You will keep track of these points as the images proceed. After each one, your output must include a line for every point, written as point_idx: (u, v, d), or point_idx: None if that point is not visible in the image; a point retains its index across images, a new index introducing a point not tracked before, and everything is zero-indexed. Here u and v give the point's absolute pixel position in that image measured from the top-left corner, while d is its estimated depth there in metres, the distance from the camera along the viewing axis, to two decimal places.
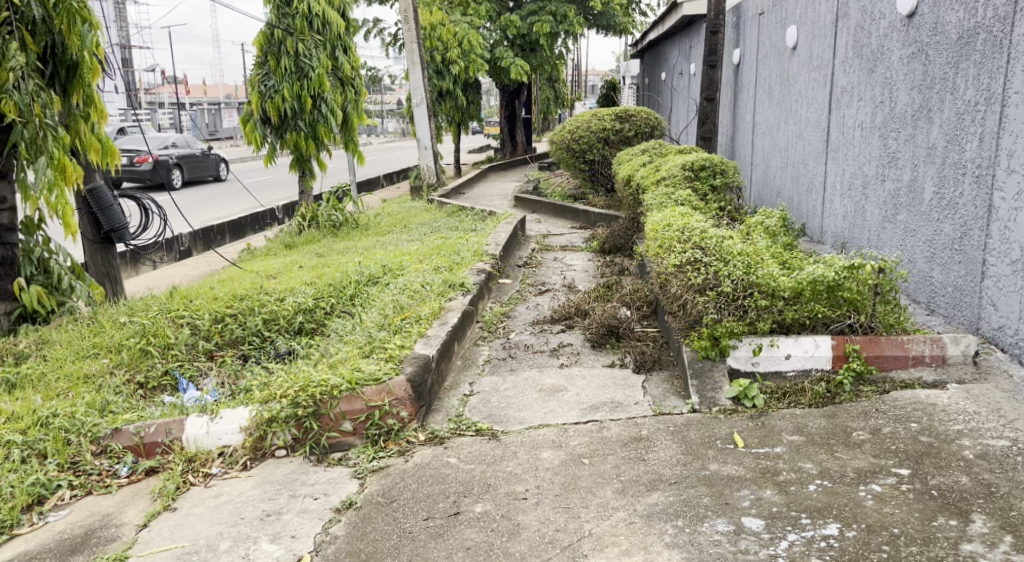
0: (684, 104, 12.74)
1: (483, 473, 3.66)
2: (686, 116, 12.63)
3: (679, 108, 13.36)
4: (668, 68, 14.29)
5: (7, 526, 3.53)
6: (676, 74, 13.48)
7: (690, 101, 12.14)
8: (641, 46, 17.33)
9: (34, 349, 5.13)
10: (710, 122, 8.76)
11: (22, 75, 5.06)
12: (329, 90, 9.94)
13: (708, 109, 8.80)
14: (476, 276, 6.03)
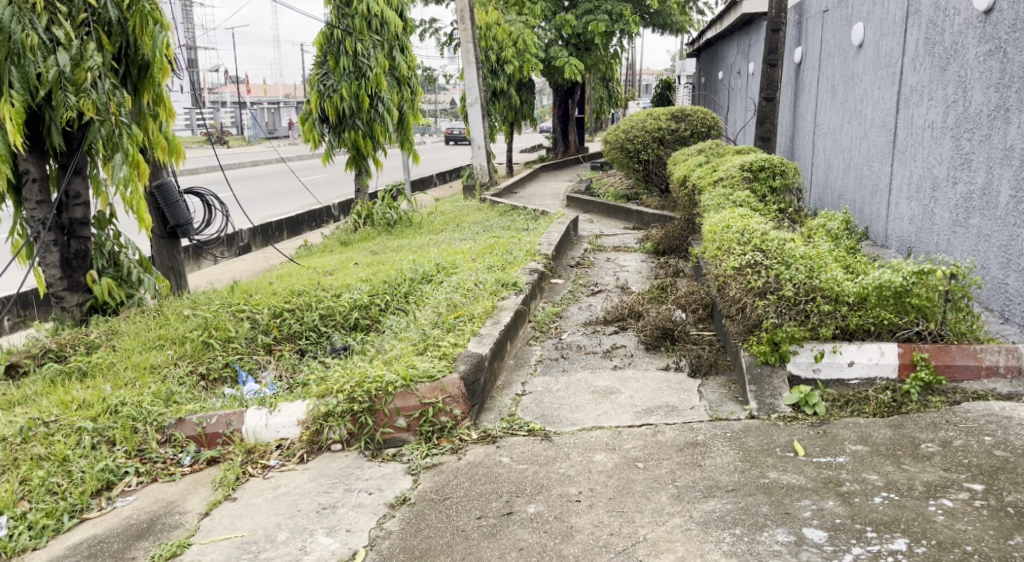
0: (742, 103, 12.56)
1: (536, 473, 3.66)
2: (743, 115, 12.45)
3: (736, 108, 13.17)
4: (725, 67, 14.10)
5: (78, 510, 3.63)
6: (734, 73, 13.29)
7: (748, 100, 11.96)
8: (697, 45, 17.14)
9: (104, 339, 5.27)
10: (769, 122, 8.61)
11: (98, 74, 5.18)
12: (387, 90, 10.03)
13: (767, 109, 8.65)
14: (528, 276, 6.03)
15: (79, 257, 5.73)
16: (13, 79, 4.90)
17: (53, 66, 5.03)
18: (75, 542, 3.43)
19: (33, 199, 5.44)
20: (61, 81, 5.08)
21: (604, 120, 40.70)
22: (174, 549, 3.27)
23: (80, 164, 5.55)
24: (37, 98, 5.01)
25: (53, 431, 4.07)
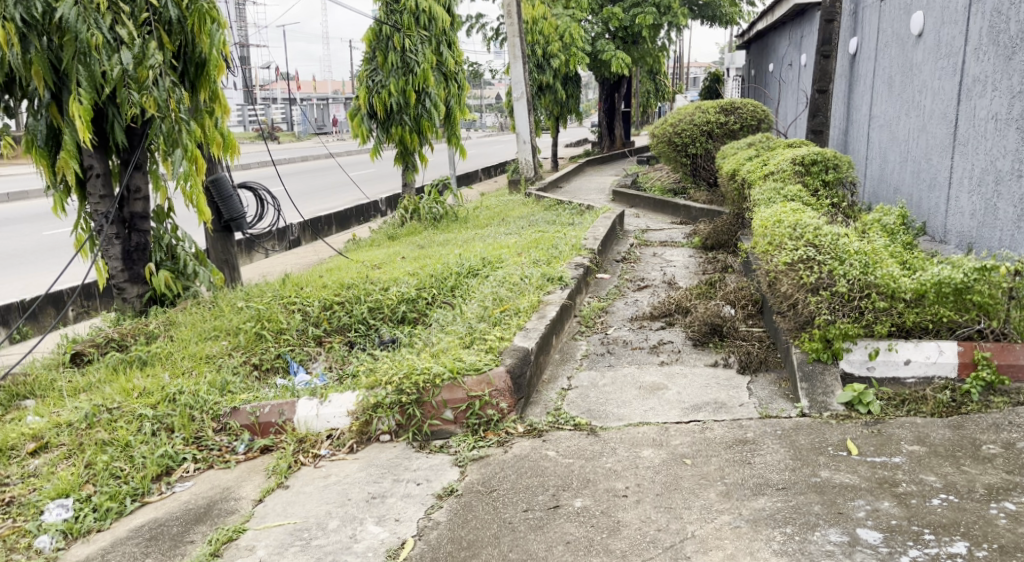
0: (793, 95, 12.37)
1: (583, 468, 3.67)
2: (795, 108, 12.26)
3: (788, 100, 12.97)
4: (776, 58, 13.91)
5: (139, 494, 3.74)
6: (785, 65, 13.10)
7: (800, 93, 11.78)
8: (747, 37, 16.94)
9: (162, 330, 5.41)
10: (821, 114, 8.47)
11: (159, 72, 5.31)
12: (434, 85, 10.08)
13: (820, 101, 8.51)
14: (574, 270, 6.03)
15: (140, 251, 5.88)
16: (81, 78, 5.06)
17: (117, 64, 5.16)
18: (137, 525, 3.53)
19: (96, 194, 5.58)
20: (125, 79, 5.21)
21: (650, 113, 40.42)
22: (229, 534, 3.35)
23: (141, 160, 5.70)
24: (103, 95, 5.15)
25: (116, 418, 4.20)
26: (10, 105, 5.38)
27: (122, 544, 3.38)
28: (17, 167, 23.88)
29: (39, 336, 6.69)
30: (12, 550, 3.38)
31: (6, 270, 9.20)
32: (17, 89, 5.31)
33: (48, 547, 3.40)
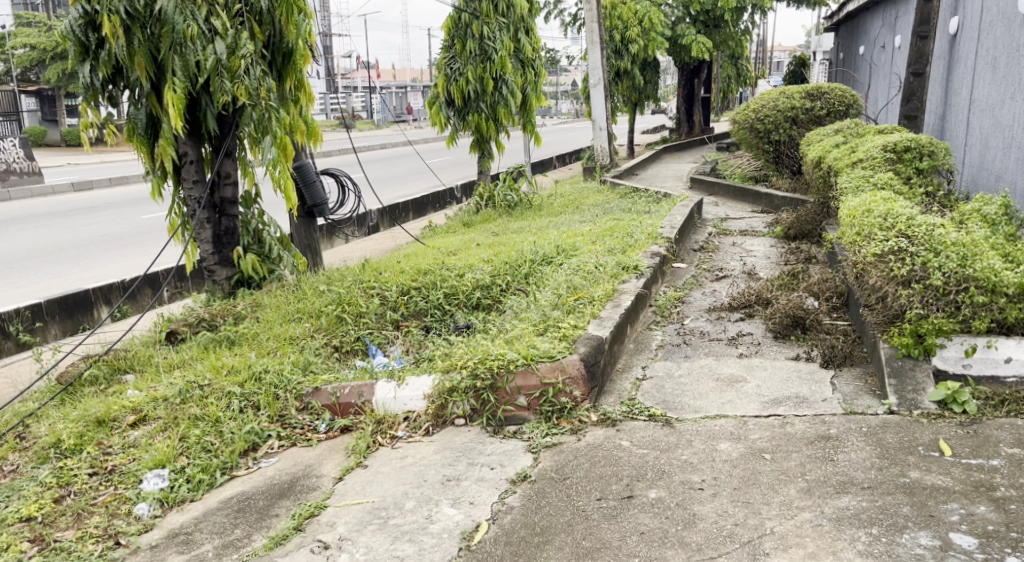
0: (886, 79, 11.93)
1: (657, 459, 3.65)
2: (887, 92, 11.83)
3: (879, 83, 12.55)
4: (868, 40, 13.51)
5: (228, 468, 3.90)
6: (877, 47, 12.70)
7: (894, 76, 11.36)
8: (837, 18, 16.45)
9: (249, 311, 5.58)
10: (916, 99, 8.16)
11: (250, 62, 5.45)
12: (511, 72, 10.07)
13: (916, 84, 8.15)
14: (651, 259, 5.96)
15: (229, 234, 6.07)
16: (176, 68, 5.26)
17: (211, 54, 5.33)
18: (227, 496, 3.68)
19: (190, 179, 5.79)
20: (218, 68, 5.38)
21: (730, 100, 39.68)
22: (311, 509, 3.45)
23: (231, 147, 5.88)
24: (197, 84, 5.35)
25: (207, 394, 4.38)
26: (114, 94, 5.65)
27: (212, 515, 3.53)
28: (117, 154, 24.97)
29: (136, 314, 6.99)
30: (113, 516, 3.56)
31: (103, 252, 9.63)
32: (119, 79, 5.57)
33: (147, 514, 3.57)
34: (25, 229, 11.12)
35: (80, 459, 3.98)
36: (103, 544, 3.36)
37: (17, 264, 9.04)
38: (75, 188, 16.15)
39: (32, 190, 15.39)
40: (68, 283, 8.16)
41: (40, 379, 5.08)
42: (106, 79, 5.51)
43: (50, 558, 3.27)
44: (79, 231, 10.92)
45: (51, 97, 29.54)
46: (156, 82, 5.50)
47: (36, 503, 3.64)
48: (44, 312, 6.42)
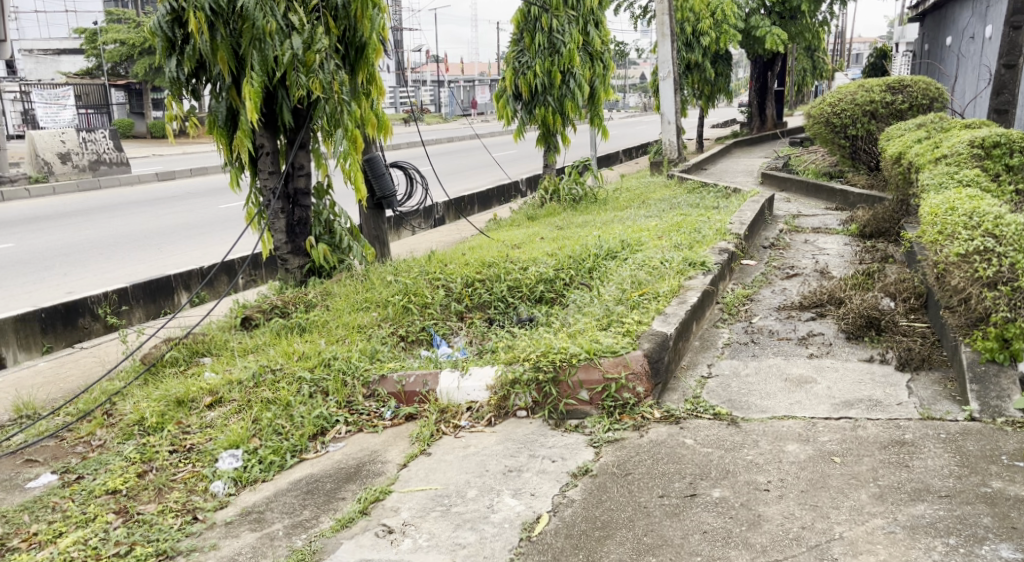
0: (975, 70, 11.53)
1: (722, 458, 3.60)
2: (976, 85, 11.43)
3: (968, 76, 12.14)
4: (956, 31, 13.08)
5: (298, 450, 3.97)
6: (966, 38, 12.27)
7: (983, 68, 10.96)
8: (923, 8, 15.95)
9: (319, 300, 5.67)
10: (1007, 92, 7.69)
11: (325, 56, 5.56)
12: (580, 65, 9.99)
13: (1007, 77, 7.73)
14: (718, 255, 5.87)
15: (302, 225, 6.17)
16: (255, 63, 5.38)
17: (288, 49, 5.44)
18: (296, 478, 3.75)
19: (266, 170, 5.92)
20: (294, 63, 5.48)
21: (806, 94, 38.85)
22: (377, 494, 3.49)
23: (305, 139, 5.97)
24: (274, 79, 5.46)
25: (279, 378, 4.48)
26: (197, 88, 5.78)
27: (283, 495, 3.61)
28: (198, 145, 25.72)
29: (214, 300, 7.19)
30: (191, 492, 3.66)
31: (183, 239, 9.92)
32: (203, 73, 5.69)
33: (222, 491, 3.66)
34: (111, 216, 11.55)
35: (161, 436, 4.13)
36: (181, 518, 3.46)
37: (103, 249, 9.38)
38: (159, 177, 16.68)
39: (120, 179, 15.97)
40: (149, 269, 8.42)
41: (125, 359, 5.27)
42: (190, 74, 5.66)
43: (133, 529, 3.38)
44: (162, 219, 11.26)
45: (138, 90, 30.48)
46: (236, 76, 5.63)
47: (121, 477, 3.78)
48: (129, 295, 6.65)
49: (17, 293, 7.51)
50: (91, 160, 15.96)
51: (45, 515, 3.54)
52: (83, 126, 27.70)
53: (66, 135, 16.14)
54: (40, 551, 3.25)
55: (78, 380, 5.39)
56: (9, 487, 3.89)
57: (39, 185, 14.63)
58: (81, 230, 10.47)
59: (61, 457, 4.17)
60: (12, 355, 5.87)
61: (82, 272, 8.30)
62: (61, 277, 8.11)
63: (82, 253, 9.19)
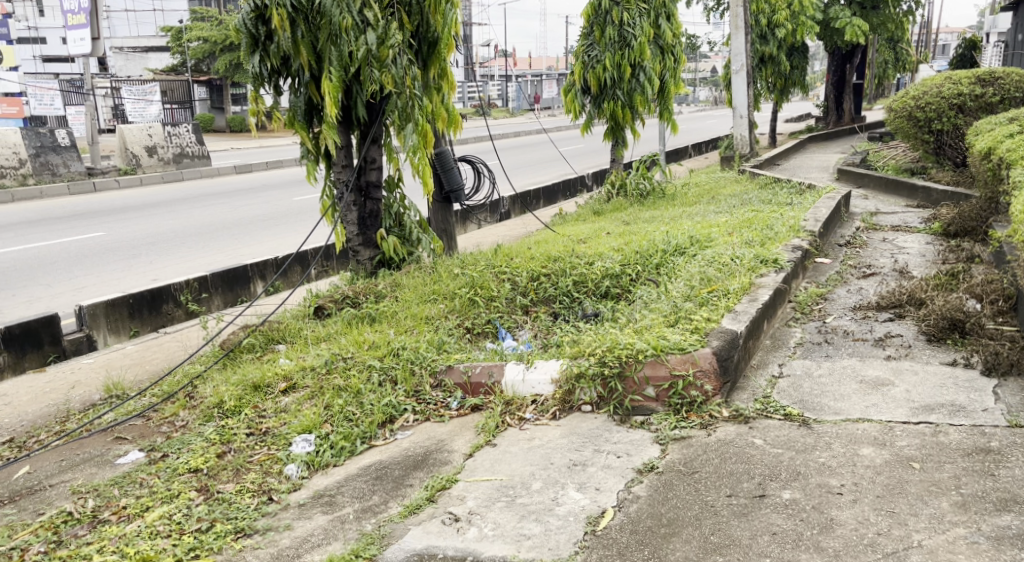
0: None
1: (793, 459, 3.51)
2: None
3: None
4: None
5: (368, 437, 4.02)
6: None
7: None
8: None
9: (389, 291, 5.73)
10: None
11: (398, 51, 5.62)
12: (650, 59, 9.86)
13: None
14: (791, 253, 5.74)
15: (373, 217, 6.25)
16: (332, 59, 5.47)
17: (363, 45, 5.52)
18: (365, 464, 3.80)
19: (340, 163, 6.02)
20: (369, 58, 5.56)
21: (885, 87, 37.73)
22: (443, 482, 3.51)
23: (378, 133, 6.05)
24: (349, 74, 5.55)
25: (349, 366, 4.56)
26: (277, 83, 5.87)
27: (353, 480, 3.65)
28: (275, 138, 26.31)
29: (289, 289, 7.33)
30: (266, 473, 3.74)
31: (260, 229, 10.15)
32: (284, 69, 5.79)
33: (295, 474, 3.73)
34: (192, 207, 11.87)
35: (239, 420, 4.24)
36: (257, 498, 3.53)
37: (185, 238, 9.66)
38: (237, 169, 17.09)
39: (201, 171, 16.40)
40: (226, 257, 8.63)
41: (205, 344, 5.42)
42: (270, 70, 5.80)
43: (213, 506, 3.46)
44: (239, 210, 11.54)
45: (219, 85, 31.25)
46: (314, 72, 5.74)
47: (202, 457, 3.89)
48: (209, 283, 6.82)
49: (105, 280, 7.78)
50: (175, 153, 16.48)
51: (132, 490, 3.65)
52: (169, 120, 28.75)
53: (153, 128, 16.52)
54: (128, 524, 3.36)
55: (161, 363, 5.57)
56: (100, 463, 4.04)
57: (127, 176, 15.20)
58: (165, 220, 10.80)
59: (147, 436, 4.32)
60: (102, 338, 6.09)
61: (163, 259, 8.55)
62: (146, 264, 8.38)
63: (165, 241, 9.47)
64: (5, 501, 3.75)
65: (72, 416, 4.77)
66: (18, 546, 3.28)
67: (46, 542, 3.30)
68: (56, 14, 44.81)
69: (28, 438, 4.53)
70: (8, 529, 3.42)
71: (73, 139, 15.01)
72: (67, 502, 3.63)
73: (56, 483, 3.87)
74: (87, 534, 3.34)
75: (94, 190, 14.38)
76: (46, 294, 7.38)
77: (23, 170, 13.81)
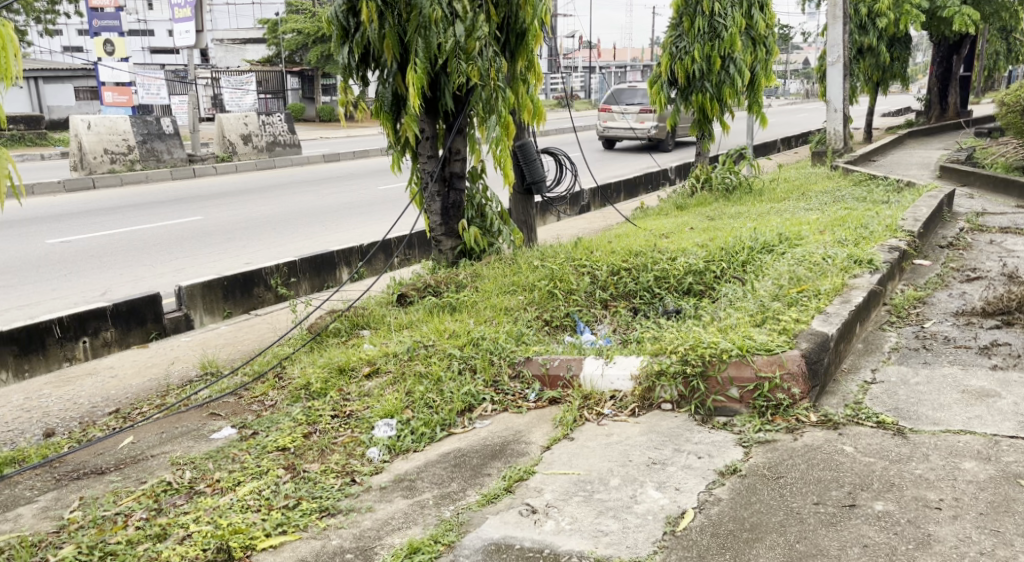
0: None
1: (887, 469, 3.35)
2: None
3: None
4: None
5: (447, 424, 4.02)
6: None
7: None
8: None
9: (469, 281, 5.74)
10: None
11: (485, 43, 5.58)
12: (741, 50, 9.60)
13: None
14: (888, 253, 5.49)
15: (456, 208, 6.25)
16: (419, 50, 5.50)
17: (451, 37, 5.51)
18: (445, 451, 3.80)
19: (425, 154, 6.04)
20: (456, 50, 5.55)
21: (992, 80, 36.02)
22: (521, 473, 3.47)
23: (464, 124, 6.03)
24: (436, 65, 5.56)
25: (430, 354, 4.58)
26: (365, 74, 5.96)
27: (432, 466, 3.65)
28: (364, 128, 26.82)
29: (373, 277, 7.41)
30: (350, 455, 3.77)
31: (347, 217, 10.32)
32: (371, 61, 5.89)
33: (377, 457, 3.75)
34: (283, 194, 12.15)
35: (325, 401, 4.30)
36: (341, 479, 3.56)
37: (276, 223, 9.88)
38: (326, 158, 17.41)
39: (293, 160, 16.78)
40: (314, 243, 8.78)
41: (294, 327, 5.51)
42: (360, 61, 5.86)
43: (300, 484, 3.51)
44: (328, 197, 11.75)
45: (311, 76, 31.93)
46: (402, 63, 5.78)
47: (290, 436, 3.95)
48: (298, 268, 6.95)
49: (202, 262, 8.03)
50: (268, 142, 16.93)
51: (226, 464, 3.74)
52: (263, 110, 29.66)
53: (249, 117, 16.98)
54: (222, 496, 3.43)
55: (253, 343, 5.70)
56: (196, 437, 4.15)
57: (224, 163, 15.65)
58: (258, 206, 11.08)
59: (239, 413, 4.42)
60: (199, 318, 6.27)
61: (255, 244, 8.76)
62: (240, 248, 8.60)
63: (257, 226, 9.70)
64: (111, 468, 3.88)
65: (171, 391, 4.94)
66: (122, 512, 3.38)
67: (147, 509, 3.39)
68: (162, 7, 46.64)
69: (132, 409, 4.70)
70: (112, 495, 3.53)
71: (177, 127, 15.50)
72: (167, 472, 3.73)
73: (156, 454, 3.98)
74: (184, 504, 3.42)
75: (194, 176, 14.85)
76: (149, 273, 7.65)
77: (130, 156, 14.38)
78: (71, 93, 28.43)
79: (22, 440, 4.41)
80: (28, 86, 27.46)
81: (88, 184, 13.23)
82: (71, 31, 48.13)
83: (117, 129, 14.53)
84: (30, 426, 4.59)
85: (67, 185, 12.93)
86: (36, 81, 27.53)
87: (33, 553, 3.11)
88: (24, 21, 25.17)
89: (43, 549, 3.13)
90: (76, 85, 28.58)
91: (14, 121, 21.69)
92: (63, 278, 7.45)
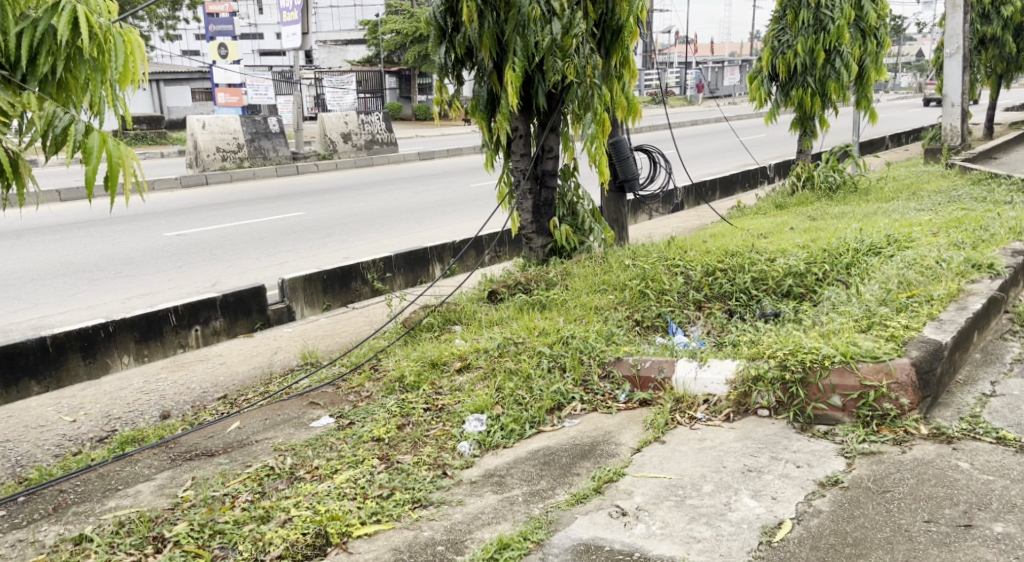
0: None
1: (1006, 489, 3.12)
2: None
3: None
4: None
5: (536, 422, 3.96)
6: None
7: None
8: None
9: (560, 278, 5.69)
10: None
11: (582, 40, 5.49)
12: (848, 43, 9.19)
13: None
14: (1010, 257, 5.16)
15: (548, 205, 6.19)
16: (517, 49, 5.44)
17: (548, 34, 5.44)
18: (534, 449, 3.74)
19: (518, 152, 6.00)
20: (553, 48, 5.49)
21: None
22: (611, 474, 3.38)
23: (558, 122, 5.96)
24: (533, 64, 5.50)
25: (521, 351, 4.54)
26: (462, 73, 5.97)
27: (522, 463, 3.61)
28: (461, 126, 27.06)
29: (464, 273, 7.42)
30: (441, 449, 3.76)
31: (443, 213, 10.40)
32: (468, 60, 5.91)
33: (467, 452, 3.73)
34: (380, 190, 12.35)
35: (417, 394, 4.31)
36: (432, 471, 3.55)
37: (373, 219, 10.04)
38: (422, 157, 17.60)
39: (390, 158, 17.06)
40: (410, 238, 8.88)
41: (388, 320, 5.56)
42: (457, 60, 5.88)
43: (394, 475, 3.51)
44: (424, 194, 11.87)
45: (409, 75, 32.44)
46: (499, 61, 5.76)
47: (384, 426, 3.97)
48: (392, 263, 7.02)
49: (303, 255, 8.21)
50: (367, 140, 17.26)
51: (324, 452, 3.78)
52: (363, 109, 30.24)
53: (350, 115, 17.36)
54: (320, 483, 3.46)
55: (350, 335, 5.78)
56: (296, 424, 4.22)
57: (325, 161, 16.02)
58: (357, 202, 11.28)
59: (336, 403, 4.47)
60: (300, 309, 6.40)
61: (354, 239, 8.91)
62: (339, 242, 8.76)
63: (355, 222, 9.87)
64: (219, 451, 3.98)
65: (273, 379, 5.04)
66: (230, 493, 3.45)
67: (252, 492, 3.45)
68: (272, 10, 48.19)
69: (238, 396, 4.82)
70: (221, 477, 3.61)
71: (283, 125, 15.92)
72: (269, 457, 3.80)
73: (260, 439, 4.06)
74: (285, 488, 3.47)
75: (297, 173, 15.26)
76: (255, 265, 7.87)
77: (240, 154, 14.89)
78: (189, 95, 29.70)
79: (141, 421, 4.58)
80: (150, 87, 28.80)
81: (202, 180, 13.74)
82: (188, 35, 50.30)
83: (229, 128, 15.07)
84: (148, 408, 4.77)
85: (183, 181, 13.45)
86: (159, 83, 28.86)
87: (150, 528, 3.20)
88: (148, 26, 26.39)
89: (159, 525, 3.22)
90: (193, 87, 29.82)
91: (137, 121, 22.79)
92: (178, 269, 7.74)
